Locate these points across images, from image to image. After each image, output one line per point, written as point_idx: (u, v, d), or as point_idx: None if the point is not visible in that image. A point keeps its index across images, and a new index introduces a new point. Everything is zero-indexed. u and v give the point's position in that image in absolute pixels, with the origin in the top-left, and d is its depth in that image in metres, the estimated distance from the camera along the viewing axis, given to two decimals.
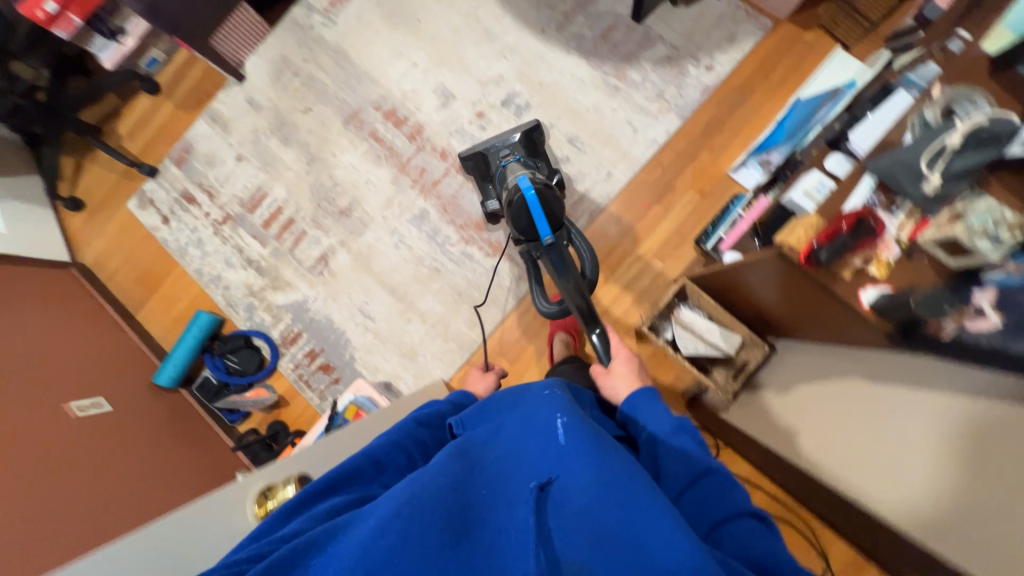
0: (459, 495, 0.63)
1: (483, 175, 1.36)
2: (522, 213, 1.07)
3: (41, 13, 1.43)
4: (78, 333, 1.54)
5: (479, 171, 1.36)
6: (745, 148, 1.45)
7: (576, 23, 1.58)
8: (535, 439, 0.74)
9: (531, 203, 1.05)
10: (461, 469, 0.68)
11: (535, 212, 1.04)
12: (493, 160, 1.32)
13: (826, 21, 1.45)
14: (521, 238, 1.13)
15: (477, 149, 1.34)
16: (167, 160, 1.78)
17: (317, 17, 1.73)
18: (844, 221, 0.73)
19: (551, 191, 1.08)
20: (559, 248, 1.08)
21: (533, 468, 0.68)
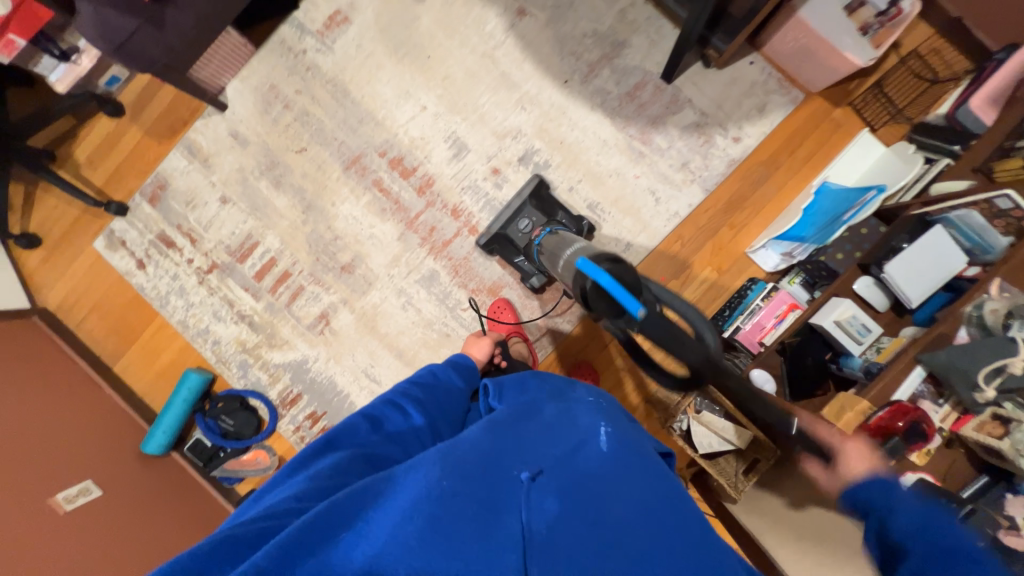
0: (487, 474, 0.64)
1: (507, 249, 1.43)
2: (596, 293, 0.85)
3: None
4: (53, 400, 1.41)
5: (503, 247, 1.42)
6: (766, 229, 1.43)
7: (602, 77, 1.47)
8: (566, 426, 0.76)
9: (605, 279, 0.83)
10: (493, 444, 0.69)
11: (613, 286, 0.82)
12: (516, 235, 1.40)
13: (857, 100, 1.41)
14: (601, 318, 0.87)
15: (496, 232, 1.42)
16: (138, 196, 1.58)
17: (310, 40, 1.52)
18: (900, 418, 0.77)
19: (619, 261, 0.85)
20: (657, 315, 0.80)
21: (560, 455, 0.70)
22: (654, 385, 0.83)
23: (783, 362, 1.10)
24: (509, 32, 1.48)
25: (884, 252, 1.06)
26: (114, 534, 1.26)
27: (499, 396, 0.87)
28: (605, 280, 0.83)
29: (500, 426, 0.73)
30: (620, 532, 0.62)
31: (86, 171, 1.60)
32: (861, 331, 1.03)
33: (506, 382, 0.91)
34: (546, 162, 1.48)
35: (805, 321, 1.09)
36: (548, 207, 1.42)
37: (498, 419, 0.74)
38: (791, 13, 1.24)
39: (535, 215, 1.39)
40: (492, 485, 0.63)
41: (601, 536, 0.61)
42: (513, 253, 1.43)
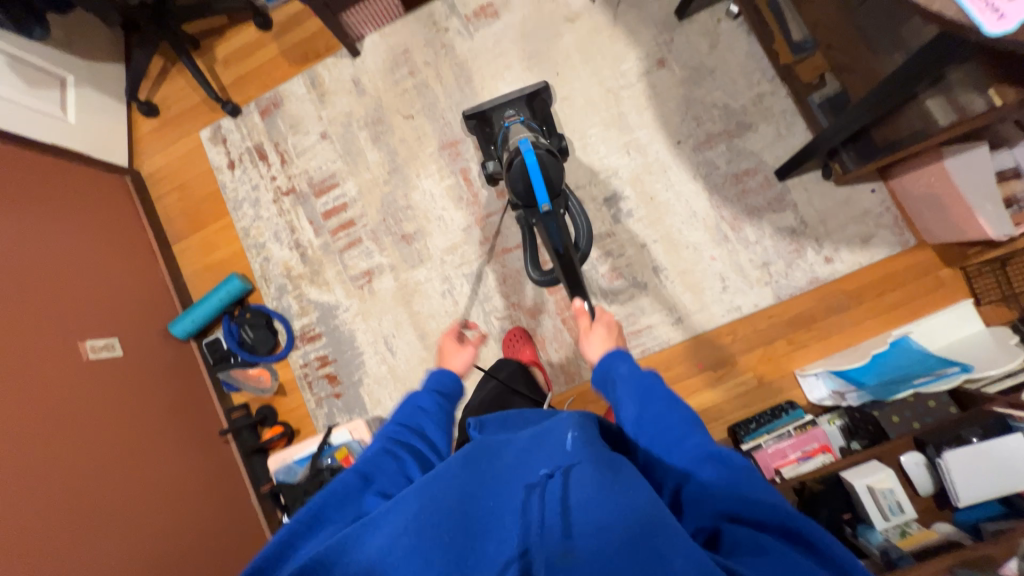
0: (459, 507, 0.56)
1: (485, 138, 1.25)
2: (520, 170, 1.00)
3: None
4: (114, 259, 1.52)
5: (482, 135, 1.25)
6: (825, 358, 1.36)
7: (715, 151, 1.44)
8: (541, 439, 0.65)
9: (531, 166, 0.98)
10: (466, 472, 0.61)
11: (535, 176, 0.97)
12: (498, 124, 1.22)
13: (970, 267, 1.31)
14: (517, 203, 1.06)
15: (481, 108, 1.23)
16: (254, 105, 1.68)
17: (455, 21, 1.58)
18: None
19: (552, 156, 1.01)
20: (557, 216, 1.00)
21: (533, 463, 0.61)
22: (526, 273, 1.14)
23: (797, 502, 1.03)
24: (642, 77, 1.48)
25: (947, 437, 0.98)
26: (125, 400, 1.37)
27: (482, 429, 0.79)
28: (533, 164, 0.98)
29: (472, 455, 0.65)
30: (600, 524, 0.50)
31: (219, 67, 1.72)
32: (893, 508, 0.96)
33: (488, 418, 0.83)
34: (629, 211, 1.47)
35: (834, 471, 1.03)
36: (542, 113, 1.24)
37: (469, 449, 0.67)
38: (935, 159, 1.17)
39: (523, 111, 1.19)
40: (464, 510, 0.56)
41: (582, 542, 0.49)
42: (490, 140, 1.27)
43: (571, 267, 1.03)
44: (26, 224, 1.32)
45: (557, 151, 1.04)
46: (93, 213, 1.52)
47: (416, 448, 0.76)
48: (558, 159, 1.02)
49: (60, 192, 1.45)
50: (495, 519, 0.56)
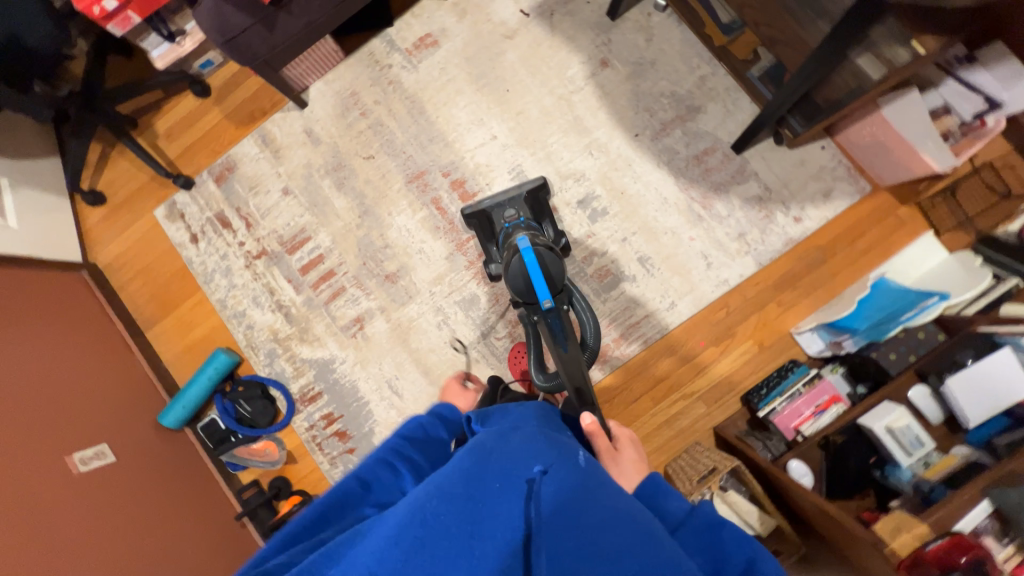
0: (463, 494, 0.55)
1: (488, 238, 1.17)
2: (519, 270, 0.95)
3: (98, 10, 1.26)
4: (87, 359, 1.44)
5: (482, 232, 1.17)
6: (815, 312, 1.42)
7: (672, 136, 1.49)
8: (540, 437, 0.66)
9: (530, 262, 0.92)
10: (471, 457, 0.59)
11: (533, 270, 0.92)
12: (499, 222, 1.12)
13: (925, 201, 1.41)
14: (518, 300, 1.00)
15: (481, 207, 1.16)
16: (206, 174, 1.64)
17: (397, 56, 1.58)
18: (960, 554, 0.71)
19: (553, 252, 0.96)
20: (559, 312, 0.93)
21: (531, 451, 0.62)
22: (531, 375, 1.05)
23: (824, 457, 1.07)
24: (589, 79, 1.52)
25: (946, 364, 1.05)
26: (129, 506, 1.28)
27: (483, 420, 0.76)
28: (532, 263, 0.93)
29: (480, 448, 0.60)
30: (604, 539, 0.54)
31: (162, 142, 1.66)
32: (913, 442, 1.00)
33: (490, 410, 0.80)
34: (604, 209, 1.50)
35: (852, 420, 1.06)
36: (542, 211, 1.15)
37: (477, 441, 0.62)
38: (874, 109, 1.25)
39: (524, 209, 1.10)
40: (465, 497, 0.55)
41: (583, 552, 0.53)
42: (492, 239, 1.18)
43: (579, 372, 0.91)
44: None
45: (557, 246, 0.99)
46: (55, 316, 1.44)
47: (412, 459, 0.70)
48: (559, 255, 0.98)
49: (16, 301, 1.36)
50: (498, 503, 0.55)
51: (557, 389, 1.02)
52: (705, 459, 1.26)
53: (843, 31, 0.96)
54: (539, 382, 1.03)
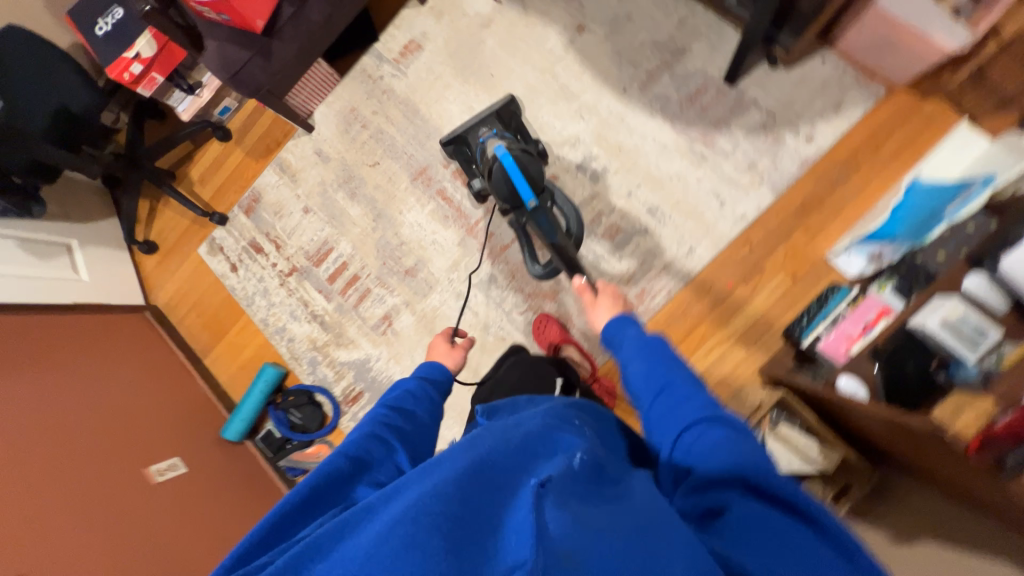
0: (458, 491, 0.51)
1: (466, 158, 1.28)
2: (501, 177, 1.11)
3: (128, 76, 1.46)
4: (155, 388, 1.59)
5: (461, 156, 1.27)
6: (849, 231, 1.33)
7: (661, 83, 1.47)
8: (544, 441, 0.63)
9: (509, 168, 1.09)
10: (472, 456, 0.56)
11: (514, 175, 1.09)
12: (475, 143, 1.23)
13: (951, 90, 1.29)
14: (506, 207, 1.18)
15: (455, 132, 1.25)
16: (237, 208, 1.80)
17: (386, 67, 1.69)
18: None
19: (528, 155, 1.13)
20: (544, 209, 1.15)
21: (534, 461, 0.58)
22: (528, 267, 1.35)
23: (880, 371, 0.97)
24: (568, 47, 1.55)
25: (1000, 244, 0.93)
26: (204, 513, 1.38)
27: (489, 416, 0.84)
28: (512, 169, 1.09)
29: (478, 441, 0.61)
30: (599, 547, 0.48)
31: (197, 187, 1.85)
32: (976, 333, 0.91)
33: (496, 406, 0.88)
34: (604, 168, 1.50)
35: (900, 326, 0.97)
36: (513, 119, 1.26)
37: (477, 433, 0.63)
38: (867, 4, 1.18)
39: (495, 125, 1.21)
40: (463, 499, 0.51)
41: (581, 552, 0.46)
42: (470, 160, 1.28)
43: (569, 250, 1.21)
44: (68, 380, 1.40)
45: (532, 151, 1.16)
46: (125, 354, 1.61)
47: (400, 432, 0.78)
48: (534, 158, 1.14)
49: (92, 343, 1.54)
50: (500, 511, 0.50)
51: (550, 273, 1.36)
52: (753, 397, 1.20)
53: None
54: (539, 272, 1.35)
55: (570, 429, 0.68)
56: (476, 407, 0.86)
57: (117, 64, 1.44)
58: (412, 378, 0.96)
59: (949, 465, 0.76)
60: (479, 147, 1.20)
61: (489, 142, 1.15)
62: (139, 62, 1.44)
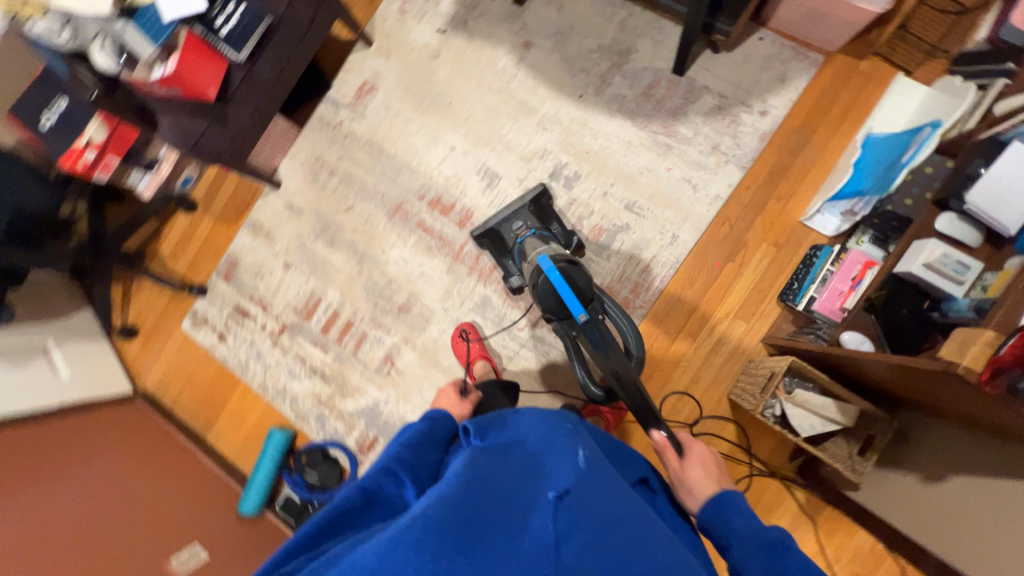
0: (485, 502, 0.62)
1: (501, 249, 1.44)
2: (548, 289, 1.09)
3: (82, 164, 1.41)
4: (160, 475, 1.52)
5: (496, 247, 1.45)
6: (817, 193, 1.38)
7: (615, 84, 1.52)
8: (550, 452, 0.75)
9: (556, 281, 1.06)
10: (481, 467, 0.68)
11: (562, 289, 1.05)
12: (508, 233, 1.41)
13: (882, 48, 1.38)
14: (552, 315, 1.11)
15: (489, 227, 1.44)
16: (215, 276, 1.76)
17: (344, 112, 1.70)
18: None
19: (574, 266, 1.09)
20: (595, 323, 1.03)
21: (540, 474, 0.71)
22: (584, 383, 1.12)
23: (876, 319, 1.01)
24: (520, 64, 1.59)
25: (959, 181, 0.99)
26: None
27: (482, 436, 0.79)
28: (559, 280, 1.06)
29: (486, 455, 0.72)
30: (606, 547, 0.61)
31: (171, 263, 1.81)
32: (958, 268, 0.94)
33: (485, 419, 0.83)
34: (575, 174, 1.53)
35: (888, 273, 1.02)
36: (545, 213, 1.42)
37: (483, 448, 0.74)
38: None
39: (529, 219, 1.39)
40: (488, 507, 0.62)
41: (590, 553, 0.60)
42: (504, 253, 1.45)
43: (626, 372, 1.00)
44: (66, 489, 1.31)
45: (577, 259, 1.13)
46: (122, 447, 1.53)
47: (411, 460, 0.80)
48: (580, 267, 1.11)
49: (81, 445, 1.45)
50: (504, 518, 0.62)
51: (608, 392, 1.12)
52: (762, 368, 1.23)
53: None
54: (596, 397, 1.04)
55: (566, 434, 0.81)
56: (464, 424, 0.80)
57: (71, 153, 1.40)
58: (421, 420, 0.92)
59: (959, 397, 0.79)
60: (518, 245, 1.34)
61: (536, 253, 1.21)
62: (93, 147, 1.41)
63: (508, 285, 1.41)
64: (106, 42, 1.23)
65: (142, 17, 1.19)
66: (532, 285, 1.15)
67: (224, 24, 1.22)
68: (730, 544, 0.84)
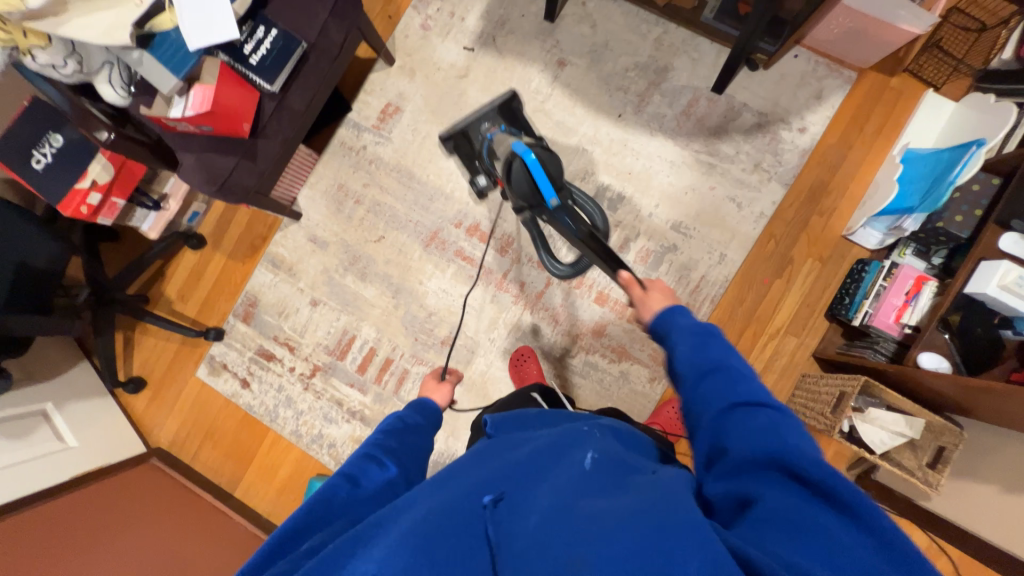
0: (456, 509, 0.59)
1: (467, 154, 1.28)
2: (522, 175, 1.01)
3: (86, 209, 1.25)
4: (187, 541, 1.37)
5: (463, 152, 1.27)
6: (858, 207, 1.42)
7: (654, 103, 1.50)
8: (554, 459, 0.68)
9: (532, 166, 0.99)
10: (469, 486, 0.63)
11: (537, 172, 0.99)
12: (476, 137, 1.24)
13: (912, 65, 1.42)
14: (523, 206, 1.06)
15: (455, 128, 1.26)
16: (232, 317, 1.62)
17: (368, 136, 1.60)
18: None
19: (547, 152, 1.02)
20: (566, 207, 1.02)
21: (542, 480, 0.64)
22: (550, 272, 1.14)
23: (950, 337, 1.07)
24: (553, 83, 1.54)
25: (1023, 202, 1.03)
26: None
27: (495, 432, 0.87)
28: (534, 163, 0.99)
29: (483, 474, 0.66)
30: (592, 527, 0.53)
31: (178, 305, 1.65)
32: None
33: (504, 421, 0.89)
34: (619, 195, 1.50)
35: (960, 293, 1.06)
36: (518, 118, 1.26)
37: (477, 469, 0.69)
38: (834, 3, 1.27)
39: (499, 119, 1.21)
40: (461, 523, 0.57)
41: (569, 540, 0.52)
42: (472, 156, 1.27)
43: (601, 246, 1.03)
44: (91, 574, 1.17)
45: (548, 146, 1.06)
46: (142, 515, 1.38)
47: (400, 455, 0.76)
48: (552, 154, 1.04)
49: (102, 523, 1.30)
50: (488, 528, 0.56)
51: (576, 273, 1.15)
52: (827, 389, 1.24)
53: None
54: (562, 273, 1.14)
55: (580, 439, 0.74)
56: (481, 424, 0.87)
57: (72, 198, 1.24)
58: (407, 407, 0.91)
59: None
60: (484, 143, 1.21)
61: (508, 142, 1.09)
62: (97, 190, 1.26)
63: (474, 190, 1.24)
64: (114, 73, 1.10)
65: (161, 43, 1.07)
66: (503, 174, 1.05)
67: (254, 52, 1.12)
68: (674, 336, 0.79)
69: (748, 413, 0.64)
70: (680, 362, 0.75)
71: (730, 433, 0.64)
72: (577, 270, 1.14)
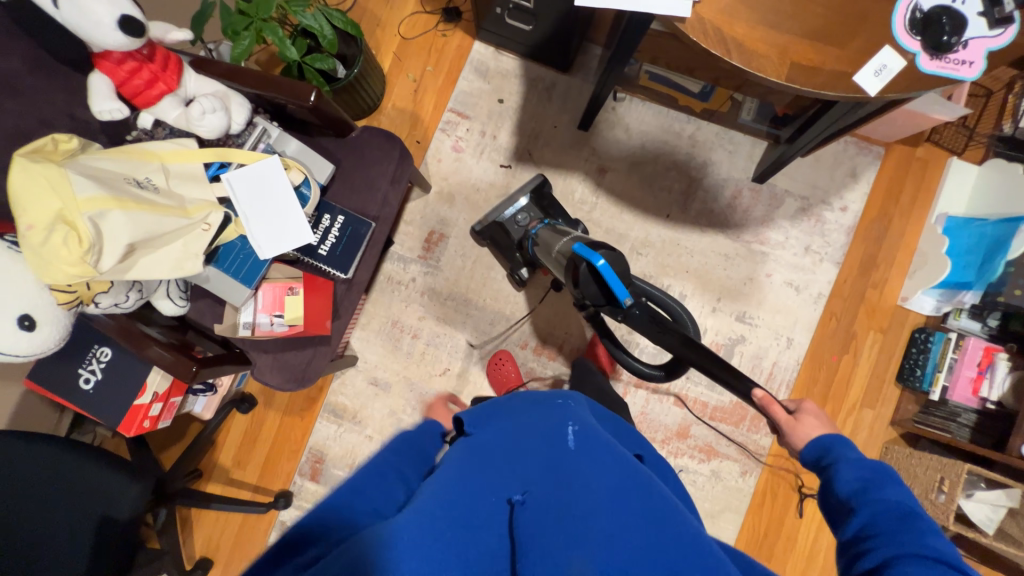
0: (462, 488, 0.62)
1: (501, 245, 1.38)
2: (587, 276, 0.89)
3: (148, 421, 1.16)
4: None
5: (500, 245, 1.38)
6: (908, 277, 1.48)
7: (698, 199, 1.52)
8: (540, 437, 0.73)
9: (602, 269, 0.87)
10: (473, 467, 0.66)
11: (606, 274, 0.86)
12: (512, 228, 1.34)
13: (932, 136, 1.50)
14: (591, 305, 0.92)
15: (489, 219, 1.36)
16: (299, 477, 1.52)
17: (415, 267, 1.54)
18: None
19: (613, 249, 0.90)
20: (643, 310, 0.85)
21: (523, 470, 0.68)
22: (637, 372, 0.87)
23: None
24: (597, 191, 1.53)
25: None
26: None
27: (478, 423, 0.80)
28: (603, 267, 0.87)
29: (479, 452, 0.70)
30: (593, 522, 0.58)
31: (236, 474, 1.53)
32: None
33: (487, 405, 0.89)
34: (680, 294, 1.51)
35: None
36: (549, 204, 1.34)
37: (477, 444, 0.72)
38: None
39: (536, 212, 1.32)
40: (474, 505, 0.60)
41: (572, 535, 0.57)
42: (507, 248, 1.37)
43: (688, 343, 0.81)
44: None
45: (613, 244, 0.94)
46: None
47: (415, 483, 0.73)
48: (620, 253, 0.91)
49: None
50: (488, 517, 0.61)
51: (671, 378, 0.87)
52: (925, 470, 1.28)
53: (860, 110, 1.03)
54: (654, 375, 0.86)
55: (559, 415, 0.78)
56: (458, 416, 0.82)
57: (131, 416, 1.13)
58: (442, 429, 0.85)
59: None
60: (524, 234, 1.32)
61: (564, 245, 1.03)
62: (157, 399, 1.16)
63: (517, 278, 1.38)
64: (172, 285, 1.02)
65: (226, 255, 1.00)
66: (568, 277, 0.95)
67: (323, 243, 1.06)
68: (838, 466, 0.70)
69: (923, 563, 0.56)
70: (845, 495, 0.67)
71: (882, 536, 0.61)
72: (674, 371, 0.85)
